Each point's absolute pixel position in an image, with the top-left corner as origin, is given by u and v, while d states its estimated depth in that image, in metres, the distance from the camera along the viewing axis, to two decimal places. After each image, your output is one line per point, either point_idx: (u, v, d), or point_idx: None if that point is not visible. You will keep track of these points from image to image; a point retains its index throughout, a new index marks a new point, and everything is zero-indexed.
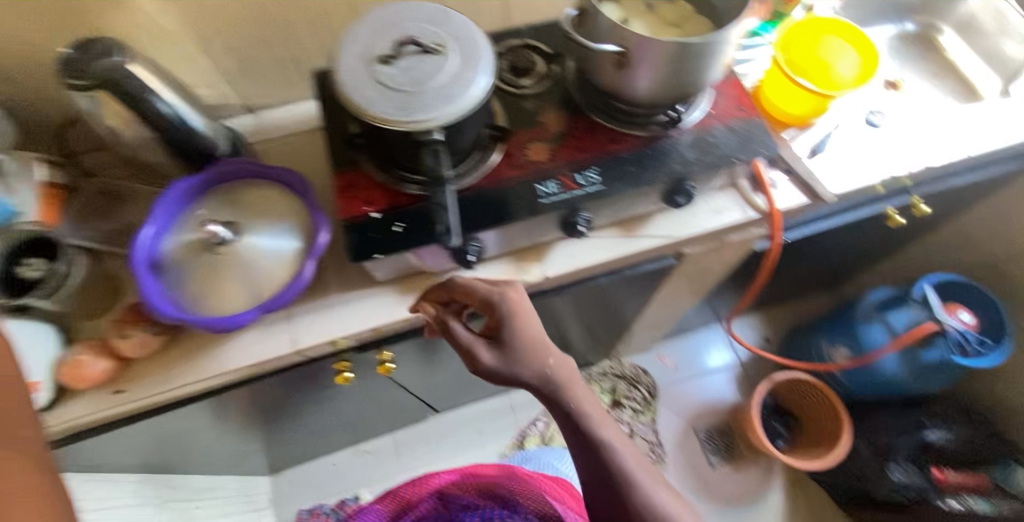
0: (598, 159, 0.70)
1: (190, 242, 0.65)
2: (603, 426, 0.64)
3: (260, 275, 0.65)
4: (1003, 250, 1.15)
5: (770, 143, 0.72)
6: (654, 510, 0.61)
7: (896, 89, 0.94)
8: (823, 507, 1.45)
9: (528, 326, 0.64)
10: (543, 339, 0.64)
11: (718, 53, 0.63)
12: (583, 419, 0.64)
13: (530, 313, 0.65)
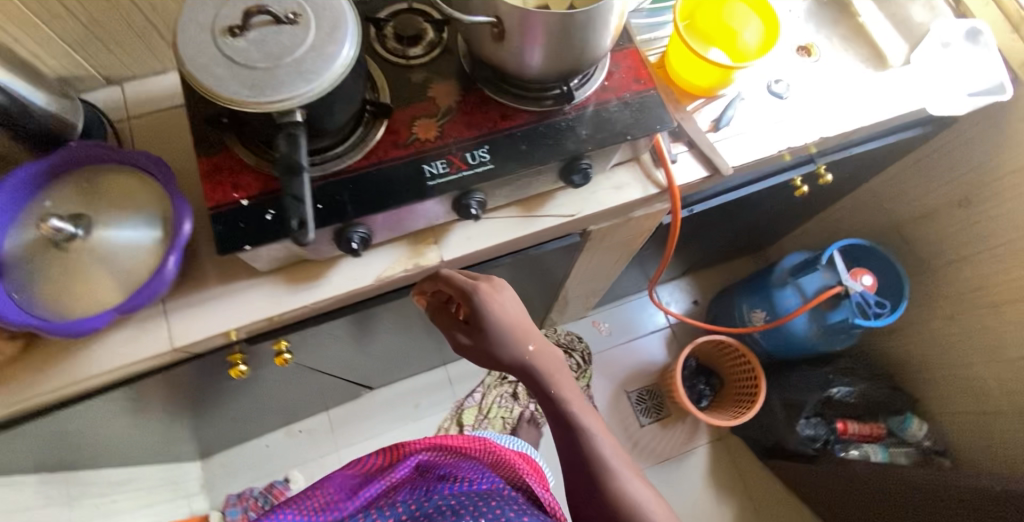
0: (490, 137, 0.67)
1: (32, 239, 0.59)
2: (584, 414, 0.72)
3: (116, 272, 0.60)
4: (907, 213, 1.19)
5: (665, 117, 0.70)
6: (619, 490, 0.68)
7: (809, 54, 0.93)
8: (745, 461, 1.53)
9: (507, 314, 0.72)
10: (521, 328, 0.73)
11: (602, 26, 0.60)
12: (566, 407, 0.72)
13: (510, 304, 0.73)
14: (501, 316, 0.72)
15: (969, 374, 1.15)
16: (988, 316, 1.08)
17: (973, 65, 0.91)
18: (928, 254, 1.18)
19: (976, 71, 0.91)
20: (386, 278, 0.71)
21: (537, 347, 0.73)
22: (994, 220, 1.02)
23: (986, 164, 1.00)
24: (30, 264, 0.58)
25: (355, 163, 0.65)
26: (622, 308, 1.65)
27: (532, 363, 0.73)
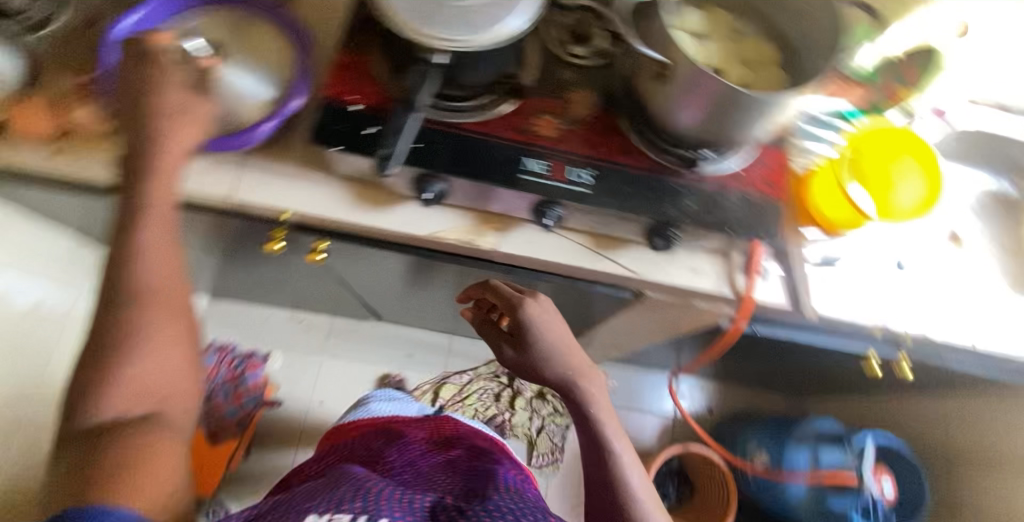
0: (601, 163, 0.66)
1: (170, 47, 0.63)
2: (613, 431, 0.77)
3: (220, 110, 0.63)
4: (968, 449, 1.08)
5: (774, 232, 0.67)
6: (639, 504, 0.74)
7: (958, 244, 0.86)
8: None
9: (549, 336, 0.78)
10: (563, 347, 0.79)
11: (763, 115, 0.56)
12: (597, 422, 0.78)
13: (553, 320, 0.79)
14: (541, 338, 0.78)
15: None
16: None
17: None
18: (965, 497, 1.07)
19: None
20: (438, 237, 0.71)
21: (581, 366, 0.79)
22: None
23: None
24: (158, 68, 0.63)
25: (468, 124, 0.65)
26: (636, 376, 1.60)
27: (574, 381, 0.78)
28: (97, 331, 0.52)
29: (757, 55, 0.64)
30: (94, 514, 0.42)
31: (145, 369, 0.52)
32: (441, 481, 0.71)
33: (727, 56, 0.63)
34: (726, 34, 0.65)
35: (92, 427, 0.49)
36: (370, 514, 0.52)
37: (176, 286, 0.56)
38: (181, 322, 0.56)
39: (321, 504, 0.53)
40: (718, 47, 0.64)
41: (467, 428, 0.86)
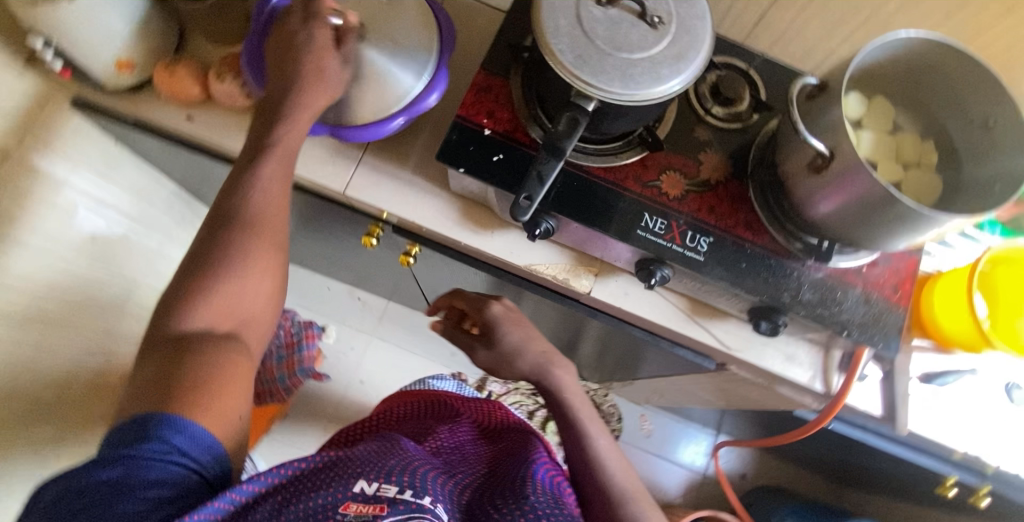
0: (721, 234, 0.63)
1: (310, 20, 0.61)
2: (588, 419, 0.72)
3: (357, 92, 0.61)
4: None
5: (892, 344, 0.62)
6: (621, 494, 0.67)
7: None
8: None
9: (510, 328, 0.75)
10: (530, 337, 0.75)
11: (919, 231, 0.52)
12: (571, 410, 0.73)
13: (519, 318, 0.76)
14: (509, 334, 0.75)
15: None
16: None
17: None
18: None
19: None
20: (533, 270, 0.70)
21: (563, 371, 0.75)
22: None
23: None
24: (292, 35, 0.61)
25: (594, 168, 0.63)
26: (673, 426, 1.57)
27: (547, 372, 0.74)
28: (203, 250, 0.54)
29: (917, 156, 0.60)
30: (169, 422, 0.44)
31: (241, 291, 0.53)
32: (482, 465, 0.68)
33: (884, 152, 0.59)
34: (887, 128, 0.61)
35: (181, 337, 0.49)
36: (415, 491, 0.50)
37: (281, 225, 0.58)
38: (276, 255, 0.57)
39: (370, 469, 0.51)
40: (876, 141, 0.60)
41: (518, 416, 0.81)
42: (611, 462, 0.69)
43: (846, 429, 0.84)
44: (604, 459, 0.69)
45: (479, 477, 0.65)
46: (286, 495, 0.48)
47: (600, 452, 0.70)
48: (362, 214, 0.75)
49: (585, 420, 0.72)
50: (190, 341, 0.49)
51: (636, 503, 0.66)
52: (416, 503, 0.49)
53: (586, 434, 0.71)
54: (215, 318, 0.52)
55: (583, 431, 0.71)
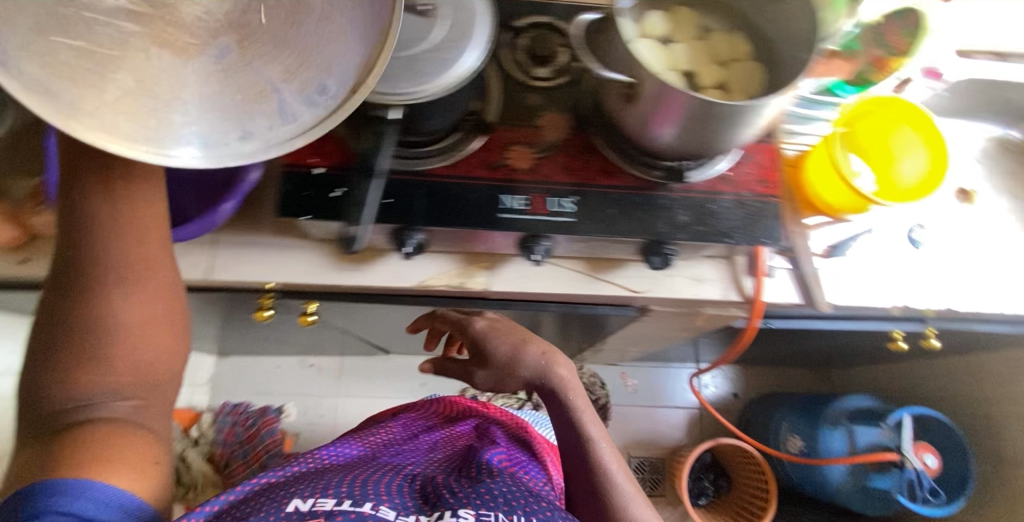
0: (582, 189, 0.63)
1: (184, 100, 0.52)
2: (592, 422, 0.69)
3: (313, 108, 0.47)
4: (997, 398, 1.03)
5: (776, 233, 0.63)
6: (620, 499, 0.65)
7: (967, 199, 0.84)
8: None
9: (500, 339, 0.71)
10: (523, 341, 0.71)
11: (742, 126, 0.53)
12: (574, 411, 0.69)
13: (507, 331, 0.72)
14: (499, 345, 0.71)
15: None
16: None
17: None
18: (1005, 457, 1.01)
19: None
20: (427, 286, 0.68)
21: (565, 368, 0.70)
22: None
23: None
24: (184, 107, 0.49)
25: (439, 168, 0.61)
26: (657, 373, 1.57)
27: (549, 371, 0.70)
28: (62, 311, 0.48)
29: (730, 52, 0.60)
30: (61, 488, 0.43)
31: (131, 358, 0.49)
32: (440, 458, 0.80)
33: (697, 59, 0.60)
34: (694, 36, 0.61)
35: (70, 413, 0.47)
36: (353, 499, 0.60)
37: (166, 289, 0.51)
38: (167, 311, 0.51)
39: (305, 491, 0.61)
40: (687, 51, 0.60)
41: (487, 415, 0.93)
42: (615, 467, 0.67)
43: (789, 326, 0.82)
44: (609, 461, 0.67)
45: (435, 466, 0.77)
46: (229, 513, 0.59)
47: (603, 455, 0.68)
48: (243, 292, 0.72)
49: (586, 420, 0.69)
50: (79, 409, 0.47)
51: (630, 501, 0.65)
52: (350, 513, 0.58)
53: (592, 441, 0.68)
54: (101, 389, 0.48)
55: (590, 443, 0.68)
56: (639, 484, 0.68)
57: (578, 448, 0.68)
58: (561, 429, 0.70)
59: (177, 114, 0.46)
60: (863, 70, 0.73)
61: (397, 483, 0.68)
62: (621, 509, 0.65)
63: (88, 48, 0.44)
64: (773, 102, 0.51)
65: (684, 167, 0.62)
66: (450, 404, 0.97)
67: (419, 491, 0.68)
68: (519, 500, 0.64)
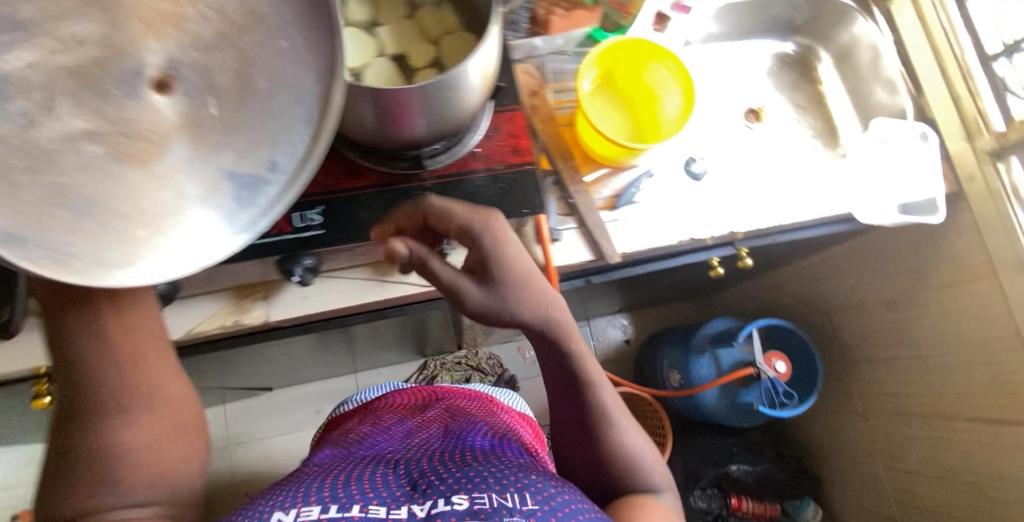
0: (326, 197, 0.59)
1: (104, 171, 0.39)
2: (592, 367, 0.64)
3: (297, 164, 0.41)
4: (831, 293, 1.09)
5: (537, 202, 0.62)
6: (623, 441, 0.64)
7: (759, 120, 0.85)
8: None
9: (519, 260, 0.55)
10: (535, 277, 0.56)
11: (454, 97, 0.53)
12: (574, 359, 0.62)
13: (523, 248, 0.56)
14: (517, 263, 0.55)
15: (873, 483, 1.07)
16: (899, 424, 0.99)
17: (916, 171, 0.81)
18: (844, 345, 1.09)
19: (923, 174, 0.81)
20: (197, 332, 0.65)
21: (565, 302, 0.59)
22: (920, 330, 0.92)
23: (917, 269, 0.90)
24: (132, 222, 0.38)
25: None
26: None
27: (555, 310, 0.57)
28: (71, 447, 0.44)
29: (441, 24, 0.58)
30: None
31: (124, 472, 0.44)
32: (421, 444, 0.71)
33: (407, 38, 0.58)
34: (402, 13, 0.59)
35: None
36: (339, 504, 0.54)
37: (166, 400, 0.47)
38: (189, 414, 0.49)
39: (285, 502, 0.55)
40: (395, 32, 0.58)
41: (448, 399, 0.87)
42: (610, 401, 0.64)
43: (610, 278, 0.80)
44: (603, 396, 0.64)
45: (416, 451, 0.70)
46: None
47: (604, 397, 0.64)
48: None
49: (582, 355, 0.62)
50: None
51: (624, 433, 0.64)
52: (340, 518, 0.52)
53: (589, 384, 0.64)
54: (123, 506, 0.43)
55: (590, 384, 0.64)
56: (626, 410, 0.66)
57: (574, 388, 0.64)
58: (555, 367, 0.63)
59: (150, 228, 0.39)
60: (609, 12, 0.78)
61: (380, 475, 0.61)
62: (610, 441, 0.63)
63: (58, 183, 0.36)
64: (472, 66, 0.51)
65: (422, 151, 0.60)
66: (400, 395, 0.91)
67: (411, 479, 0.61)
68: (517, 474, 0.60)
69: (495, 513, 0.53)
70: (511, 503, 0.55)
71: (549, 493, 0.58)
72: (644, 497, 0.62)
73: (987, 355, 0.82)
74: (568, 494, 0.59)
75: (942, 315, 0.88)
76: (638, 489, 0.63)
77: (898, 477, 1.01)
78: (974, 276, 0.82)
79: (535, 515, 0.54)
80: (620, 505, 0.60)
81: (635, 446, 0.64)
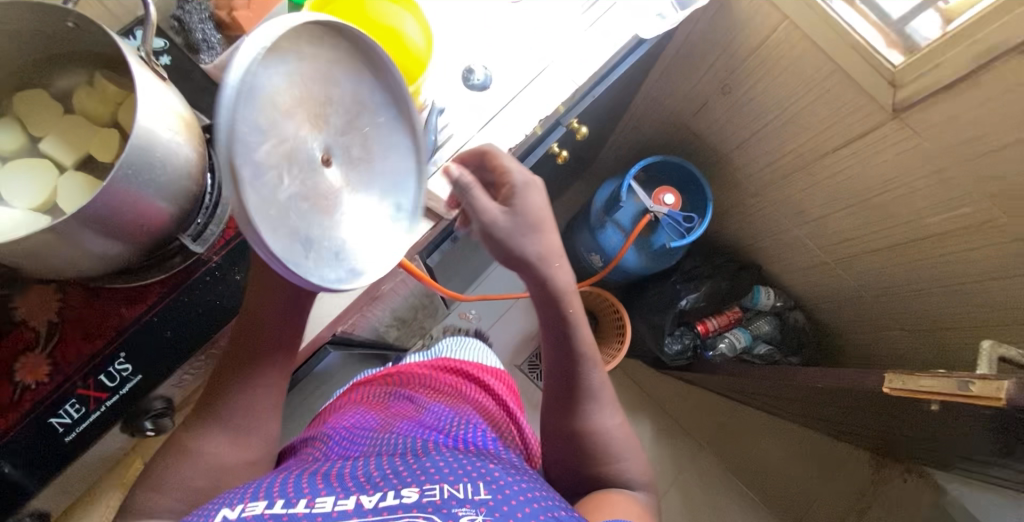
0: (121, 338, 0.52)
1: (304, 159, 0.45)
2: (586, 334, 0.66)
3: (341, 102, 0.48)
4: (677, 107, 1.09)
5: None
6: (599, 422, 0.66)
7: None
8: (656, 385, 1.42)
9: (536, 213, 0.60)
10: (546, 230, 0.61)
11: (158, 165, 0.45)
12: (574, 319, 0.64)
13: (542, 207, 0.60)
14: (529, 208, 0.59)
15: (795, 245, 1.14)
16: (787, 187, 1.04)
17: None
18: (713, 146, 1.11)
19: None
20: None
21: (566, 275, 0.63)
22: (759, 98, 0.94)
23: (729, 46, 0.91)
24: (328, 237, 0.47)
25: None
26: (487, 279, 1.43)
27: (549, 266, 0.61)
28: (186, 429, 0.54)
29: (107, 101, 0.49)
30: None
31: (193, 477, 0.52)
32: (379, 435, 0.66)
33: (79, 139, 0.49)
34: (60, 113, 0.49)
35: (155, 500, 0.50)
36: (289, 500, 0.49)
37: (260, 431, 0.56)
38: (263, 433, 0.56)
39: (236, 496, 0.49)
40: (62, 141, 0.48)
41: (409, 383, 0.81)
42: (598, 384, 0.67)
43: None
44: (593, 376, 0.67)
45: (376, 444, 0.64)
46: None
47: (592, 370, 0.67)
48: None
49: (581, 326, 0.65)
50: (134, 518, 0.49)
51: (603, 406, 0.67)
52: (287, 514, 0.47)
53: (586, 360, 0.66)
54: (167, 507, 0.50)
55: (586, 358, 0.66)
56: (613, 398, 0.68)
57: (569, 365, 0.66)
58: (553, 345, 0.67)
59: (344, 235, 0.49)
60: None
61: (333, 475, 0.56)
62: (586, 422, 0.66)
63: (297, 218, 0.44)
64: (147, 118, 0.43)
65: (182, 236, 0.52)
66: (370, 381, 0.84)
67: (366, 472, 0.56)
68: (475, 467, 0.56)
69: (442, 506, 0.49)
70: (465, 495, 0.50)
71: (506, 482, 0.54)
72: (613, 491, 0.63)
73: (815, 91, 0.85)
74: (531, 486, 0.55)
75: (766, 77, 0.90)
76: (608, 483, 0.64)
77: (810, 229, 1.07)
78: (771, 28, 0.83)
79: (486, 507, 0.49)
80: (592, 498, 0.61)
81: (608, 427, 0.66)
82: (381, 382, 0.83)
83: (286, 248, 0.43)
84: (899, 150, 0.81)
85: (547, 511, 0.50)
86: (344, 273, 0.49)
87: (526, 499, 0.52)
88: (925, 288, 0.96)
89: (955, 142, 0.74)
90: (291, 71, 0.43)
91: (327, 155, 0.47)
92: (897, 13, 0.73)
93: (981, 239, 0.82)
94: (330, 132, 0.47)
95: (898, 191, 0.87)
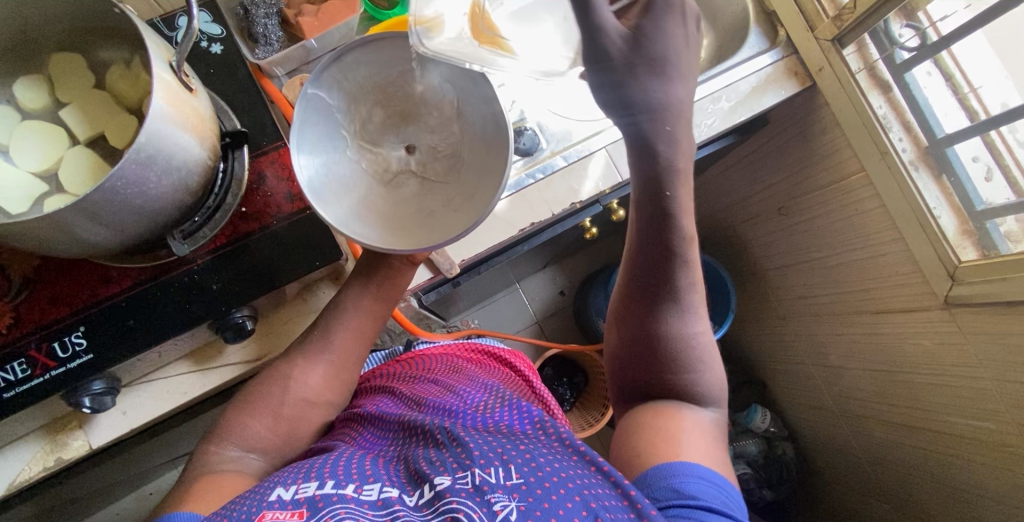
0: (86, 314, 0.53)
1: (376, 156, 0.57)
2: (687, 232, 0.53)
3: (427, 101, 0.56)
4: (739, 213, 1.07)
5: (327, 246, 0.56)
6: (670, 335, 0.56)
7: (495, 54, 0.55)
8: None
9: None
10: None
11: (152, 178, 0.43)
12: (672, 205, 0.51)
13: None
14: None
15: (807, 381, 1.07)
16: (815, 324, 0.98)
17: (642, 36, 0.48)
18: (757, 257, 1.07)
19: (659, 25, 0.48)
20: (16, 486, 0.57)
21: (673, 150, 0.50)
22: (815, 228, 0.88)
23: (802, 171, 0.86)
24: (389, 207, 0.55)
25: None
26: (491, 306, 1.39)
27: None
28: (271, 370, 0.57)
29: (136, 88, 0.49)
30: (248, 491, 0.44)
31: (283, 406, 0.56)
32: (411, 413, 0.57)
33: (97, 117, 0.49)
34: (91, 84, 0.50)
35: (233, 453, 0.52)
36: (336, 480, 0.44)
37: (349, 375, 0.59)
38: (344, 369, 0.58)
39: (290, 476, 0.45)
40: (83, 114, 0.49)
41: (430, 364, 0.68)
42: (686, 283, 0.56)
43: (470, 274, 0.75)
44: (683, 279, 0.55)
45: (404, 428, 0.55)
46: None
47: (677, 271, 0.55)
48: None
49: (681, 214, 0.52)
50: (225, 445, 0.53)
51: (679, 309, 0.57)
52: (336, 495, 0.43)
53: (682, 261, 0.54)
54: (248, 442, 0.54)
55: (681, 255, 0.54)
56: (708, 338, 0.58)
57: (662, 264, 0.54)
58: (650, 228, 0.53)
59: (407, 200, 0.56)
60: None
61: (380, 459, 0.51)
62: (671, 340, 0.56)
63: (382, 180, 0.57)
64: (157, 110, 0.41)
65: (174, 233, 0.51)
66: (381, 368, 0.72)
67: (409, 468, 0.49)
68: (507, 447, 0.50)
69: (478, 493, 0.44)
70: (499, 480, 0.45)
71: (542, 460, 0.48)
72: (683, 404, 0.55)
73: (871, 247, 0.79)
74: (569, 464, 0.49)
75: (827, 214, 0.84)
76: (677, 395, 0.56)
77: (826, 375, 1.01)
78: (848, 172, 0.77)
79: (520, 493, 0.44)
80: (654, 417, 0.54)
81: (696, 335, 0.57)
82: (403, 366, 0.70)
83: (346, 204, 0.52)
84: (940, 341, 0.74)
85: (588, 485, 0.46)
86: (410, 233, 0.52)
87: (567, 478, 0.46)
88: (922, 482, 0.88)
89: (997, 357, 0.67)
90: (369, 79, 0.55)
91: (407, 149, 0.58)
92: (982, 200, 0.68)
93: (991, 460, 0.74)
94: (409, 127, 0.58)
95: (928, 379, 0.79)
